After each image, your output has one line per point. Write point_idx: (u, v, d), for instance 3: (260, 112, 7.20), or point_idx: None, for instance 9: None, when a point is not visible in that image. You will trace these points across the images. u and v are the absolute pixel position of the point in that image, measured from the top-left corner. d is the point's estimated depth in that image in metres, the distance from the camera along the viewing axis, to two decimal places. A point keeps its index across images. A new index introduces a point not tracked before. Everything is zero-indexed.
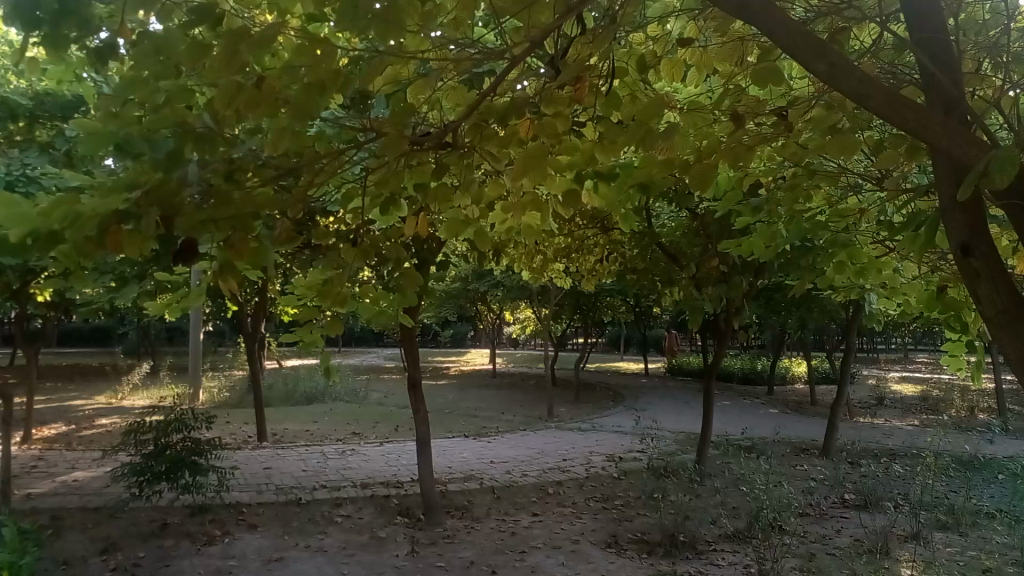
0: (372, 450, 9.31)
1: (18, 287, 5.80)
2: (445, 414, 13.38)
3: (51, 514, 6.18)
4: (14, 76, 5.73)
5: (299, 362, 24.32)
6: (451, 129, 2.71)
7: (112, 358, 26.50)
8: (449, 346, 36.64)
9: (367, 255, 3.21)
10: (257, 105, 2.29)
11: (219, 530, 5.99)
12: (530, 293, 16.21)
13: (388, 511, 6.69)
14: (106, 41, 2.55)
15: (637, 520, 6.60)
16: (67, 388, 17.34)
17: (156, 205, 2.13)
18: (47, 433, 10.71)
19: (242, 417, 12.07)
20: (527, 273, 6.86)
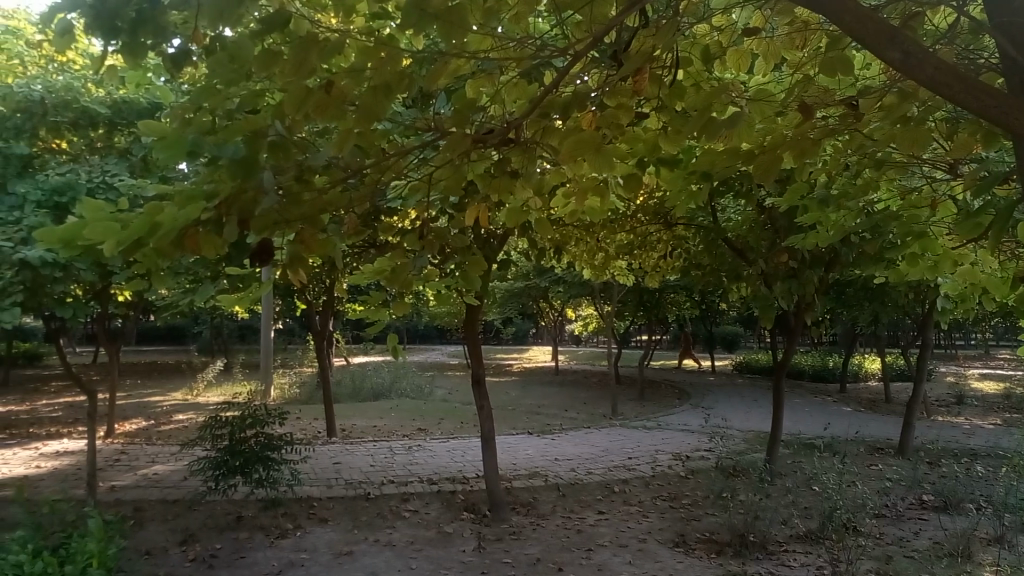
0: (438, 446, 9.40)
1: (101, 288, 6.03)
2: (509, 412, 13.42)
3: (133, 506, 6.43)
4: (95, 86, 5.97)
5: (366, 360, 24.77)
6: (514, 124, 2.73)
7: (188, 356, 27.39)
8: (512, 342, 36.77)
9: (432, 250, 3.26)
10: (327, 109, 2.37)
11: (291, 524, 6.13)
12: (593, 289, 16.12)
13: (454, 506, 6.75)
14: (180, 49, 2.66)
15: (705, 519, 6.51)
16: (147, 385, 18.04)
17: (234, 214, 2.19)
18: (128, 427, 11.16)
19: (311, 413, 12.32)
20: (589, 270, 6.82)
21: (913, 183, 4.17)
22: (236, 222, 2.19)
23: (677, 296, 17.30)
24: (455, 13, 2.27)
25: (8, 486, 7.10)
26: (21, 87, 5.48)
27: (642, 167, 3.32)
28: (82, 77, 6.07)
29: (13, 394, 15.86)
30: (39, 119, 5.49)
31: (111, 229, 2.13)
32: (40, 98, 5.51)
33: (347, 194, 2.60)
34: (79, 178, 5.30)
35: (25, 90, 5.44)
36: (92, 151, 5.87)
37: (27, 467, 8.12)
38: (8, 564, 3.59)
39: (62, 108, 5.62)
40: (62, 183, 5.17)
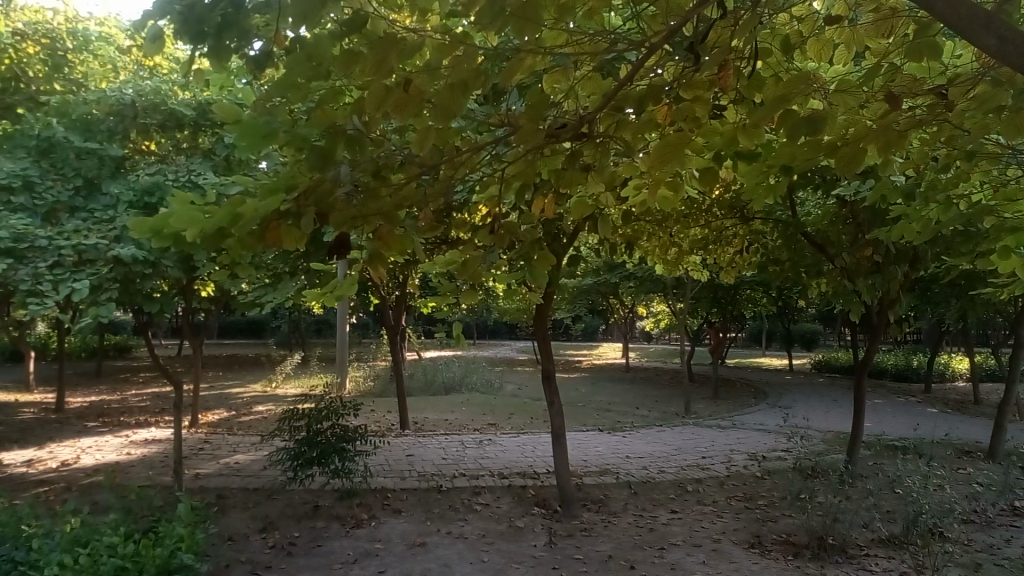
0: (509, 441, 9.44)
1: (187, 283, 6.26)
2: (580, 408, 13.41)
3: (216, 493, 6.68)
4: (181, 89, 6.21)
5: (437, 354, 25.08)
6: (588, 118, 2.72)
7: (266, 349, 28.28)
8: (582, 339, 36.67)
9: (502, 242, 3.31)
10: (405, 107, 2.39)
11: (366, 514, 6.26)
12: (665, 285, 15.94)
13: (525, 501, 6.77)
14: (262, 50, 2.78)
15: (782, 521, 6.36)
16: (228, 377, 18.68)
17: (312, 208, 2.26)
18: (211, 418, 11.57)
19: (384, 406, 12.54)
20: (662, 266, 6.74)
21: (1007, 175, 3.98)
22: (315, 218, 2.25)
23: (752, 292, 16.94)
24: (532, 9, 2.28)
25: (101, 471, 7.47)
26: (114, 92, 5.84)
27: (718, 159, 3.26)
28: (169, 82, 6.31)
29: (105, 384, 16.67)
30: (129, 122, 5.78)
31: (196, 217, 2.28)
32: (131, 102, 5.80)
33: (422, 189, 2.63)
34: (166, 178, 5.50)
35: (117, 94, 5.80)
36: (178, 152, 6.10)
37: (118, 453, 8.51)
38: (103, 545, 3.77)
39: (150, 110, 5.87)
40: (151, 184, 5.38)
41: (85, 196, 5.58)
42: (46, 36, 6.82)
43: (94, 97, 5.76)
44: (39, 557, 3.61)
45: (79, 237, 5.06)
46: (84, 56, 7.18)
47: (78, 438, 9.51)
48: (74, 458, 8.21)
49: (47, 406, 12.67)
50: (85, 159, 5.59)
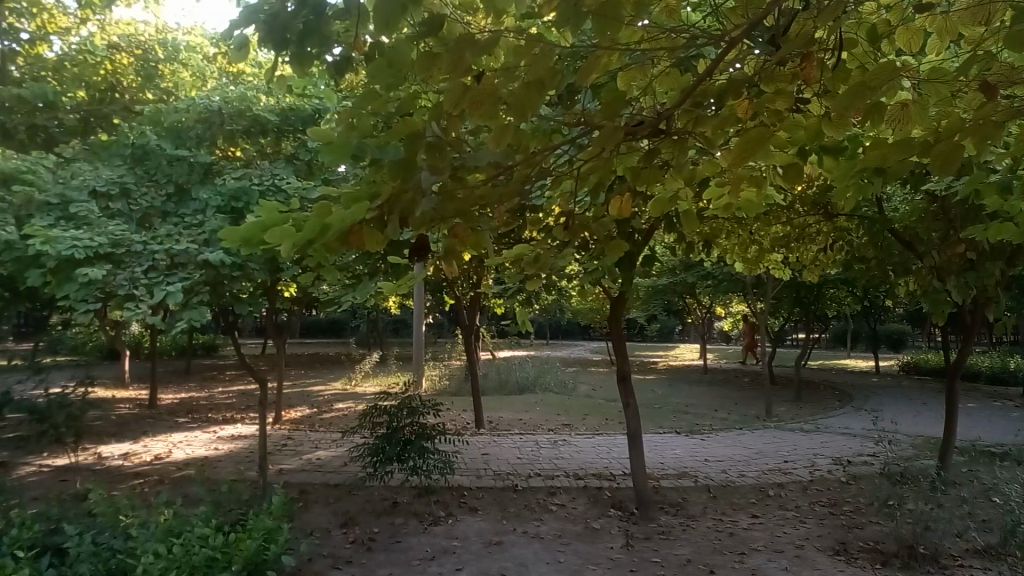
0: (584, 441, 9.42)
1: (271, 284, 6.46)
2: (656, 410, 13.24)
3: (300, 488, 6.87)
4: (265, 95, 6.39)
5: (512, 354, 25.18)
6: (665, 115, 2.73)
7: (345, 348, 28.96)
8: (657, 340, 36.21)
9: (577, 240, 3.32)
10: (481, 108, 2.41)
11: (443, 511, 6.34)
12: (744, 284, 15.60)
13: (601, 503, 6.72)
14: (342, 55, 2.86)
15: (869, 528, 6.15)
16: (309, 375, 19.19)
17: (394, 213, 2.33)
18: (294, 415, 11.92)
19: (461, 405, 12.66)
20: (740, 264, 6.63)
21: None
22: (397, 223, 2.33)
23: (836, 291, 16.40)
24: (607, 6, 2.26)
25: (192, 465, 7.78)
26: (203, 100, 6.05)
27: (802, 155, 3.17)
28: (254, 89, 6.51)
29: (194, 381, 17.39)
30: (217, 128, 5.96)
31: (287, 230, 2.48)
32: (218, 109, 5.99)
33: (498, 189, 2.67)
34: (252, 182, 5.68)
35: (206, 102, 5.99)
36: (263, 157, 6.28)
37: (207, 448, 8.85)
38: (194, 536, 3.92)
39: (236, 117, 6.02)
40: (237, 189, 5.57)
41: (177, 201, 5.80)
42: (139, 47, 7.59)
43: (184, 106, 5.97)
44: (137, 545, 3.78)
45: (171, 241, 5.29)
46: (173, 67, 7.58)
47: (171, 433, 9.95)
48: (166, 452, 8.59)
49: (141, 402, 13.28)
50: (176, 165, 5.83)
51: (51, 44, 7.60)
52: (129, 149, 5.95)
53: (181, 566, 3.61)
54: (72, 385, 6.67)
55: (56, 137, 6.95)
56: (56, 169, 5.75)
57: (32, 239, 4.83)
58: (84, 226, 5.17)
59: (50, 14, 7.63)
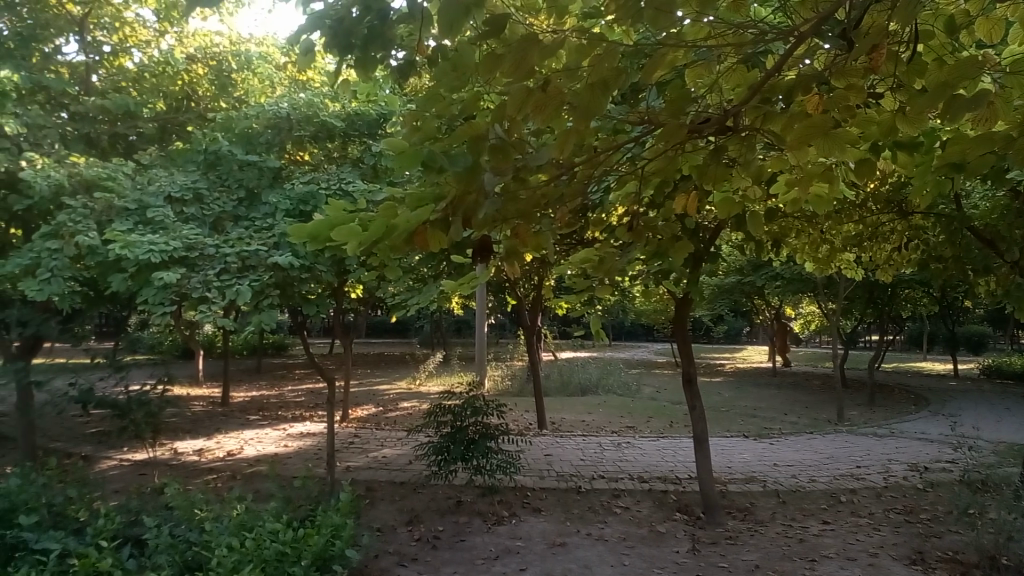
0: (648, 443, 9.33)
1: (339, 286, 6.60)
2: (723, 413, 13.02)
3: (366, 485, 7.00)
4: (332, 100, 6.52)
5: (574, 355, 25.10)
6: (731, 113, 2.70)
7: (409, 348, 29.30)
8: (723, 341, 35.59)
9: (640, 239, 3.32)
10: (544, 108, 2.41)
11: (507, 511, 6.36)
12: (813, 284, 15.22)
13: (667, 506, 6.65)
14: (405, 60, 2.92)
15: (947, 538, 5.93)
16: (374, 375, 19.48)
17: (458, 214, 2.37)
18: (360, 413, 12.13)
19: (524, 406, 12.69)
20: (810, 264, 6.47)
21: None
22: (461, 225, 2.37)
23: (912, 291, 15.86)
24: (674, 3, 2.23)
25: (262, 462, 7.99)
26: (272, 106, 6.22)
27: (875, 151, 3.08)
28: (321, 95, 6.66)
29: (264, 379, 17.84)
30: (285, 134, 6.15)
31: (356, 232, 2.61)
32: (287, 115, 6.17)
33: (560, 191, 2.69)
34: (320, 186, 5.81)
35: (275, 108, 6.17)
36: (330, 161, 6.41)
37: (277, 445, 9.07)
38: (265, 531, 4.03)
39: (304, 122, 6.19)
40: (306, 193, 5.71)
41: (248, 205, 5.97)
42: (214, 58, 7.81)
43: (254, 112, 6.17)
44: (212, 539, 3.91)
45: (242, 245, 5.44)
46: (245, 75, 7.87)
47: (242, 430, 10.23)
48: (238, 448, 8.86)
49: (214, 399, 13.70)
50: (247, 170, 6.02)
51: (131, 56, 7.94)
52: (201, 154, 6.12)
53: (253, 560, 3.70)
54: (150, 385, 6.93)
55: (134, 144, 7.44)
56: (135, 175, 5.99)
57: (112, 244, 5.06)
58: (161, 230, 5.38)
59: (131, 27, 7.96)
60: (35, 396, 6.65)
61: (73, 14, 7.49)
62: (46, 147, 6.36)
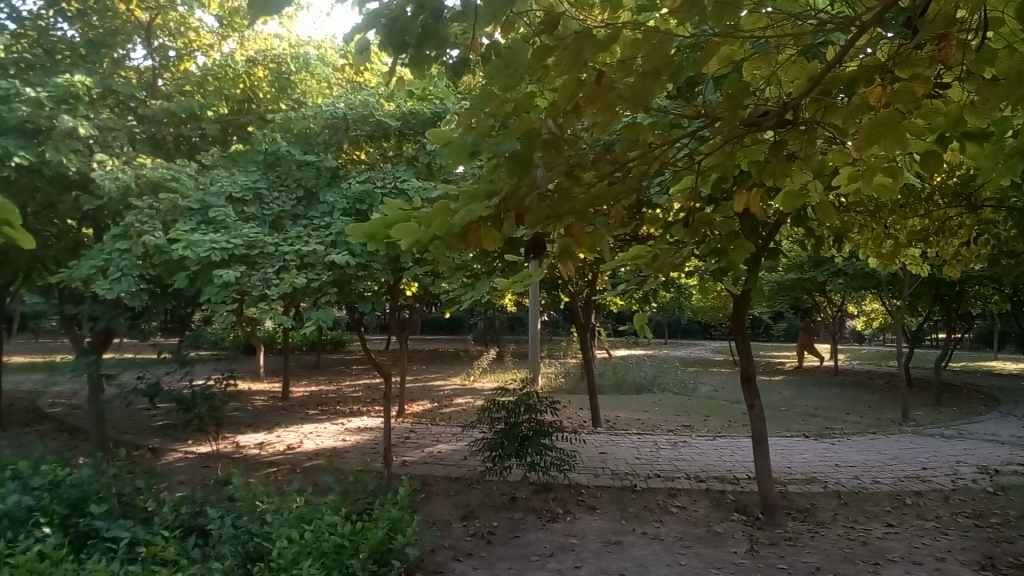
0: (705, 443, 9.21)
1: (396, 283, 6.69)
2: (782, 412, 12.78)
3: (422, 480, 7.08)
4: (388, 100, 6.57)
5: (629, 353, 24.91)
6: (790, 105, 2.66)
7: (464, 345, 29.50)
8: (783, 339, 34.87)
9: (696, 234, 3.28)
10: (598, 101, 2.41)
11: (561, 509, 6.36)
12: (877, 281, 14.80)
13: (724, 506, 6.55)
14: (460, 58, 2.94)
15: (1020, 543, 5.71)
16: (429, 371, 19.66)
17: (511, 209, 2.39)
18: (416, 408, 12.27)
19: (579, 403, 12.64)
20: (874, 260, 6.29)
21: None
22: (514, 220, 2.38)
23: (982, 288, 15.30)
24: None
25: (321, 455, 8.14)
26: (329, 107, 6.33)
27: (942, 142, 2.98)
28: (377, 94, 6.73)
29: (323, 375, 18.20)
30: (342, 134, 6.24)
31: (412, 229, 2.65)
32: (343, 115, 6.27)
33: (615, 187, 2.68)
34: (376, 185, 5.88)
35: (332, 109, 6.27)
36: (385, 160, 6.42)
37: (335, 439, 9.24)
38: (324, 524, 4.10)
39: (360, 122, 6.26)
40: (362, 192, 5.78)
41: (307, 204, 6.08)
42: (275, 61, 7.89)
43: (312, 113, 6.30)
44: (272, 531, 4.00)
45: (301, 243, 5.55)
46: (303, 76, 7.91)
47: (302, 424, 10.46)
48: (298, 442, 9.05)
49: (274, 394, 14.01)
50: (305, 170, 6.14)
51: (195, 60, 8.13)
52: (262, 155, 6.32)
53: (313, 552, 3.77)
54: (215, 378, 7.02)
55: (198, 145, 7.65)
56: (198, 176, 6.17)
57: (177, 243, 5.24)
58: (222, 229, 5.52)
59: (196, 33, 8.13)
60: (105, 389, 6.91)
61: (141, 20, 7.77)
62: (116, 149, 6.61)
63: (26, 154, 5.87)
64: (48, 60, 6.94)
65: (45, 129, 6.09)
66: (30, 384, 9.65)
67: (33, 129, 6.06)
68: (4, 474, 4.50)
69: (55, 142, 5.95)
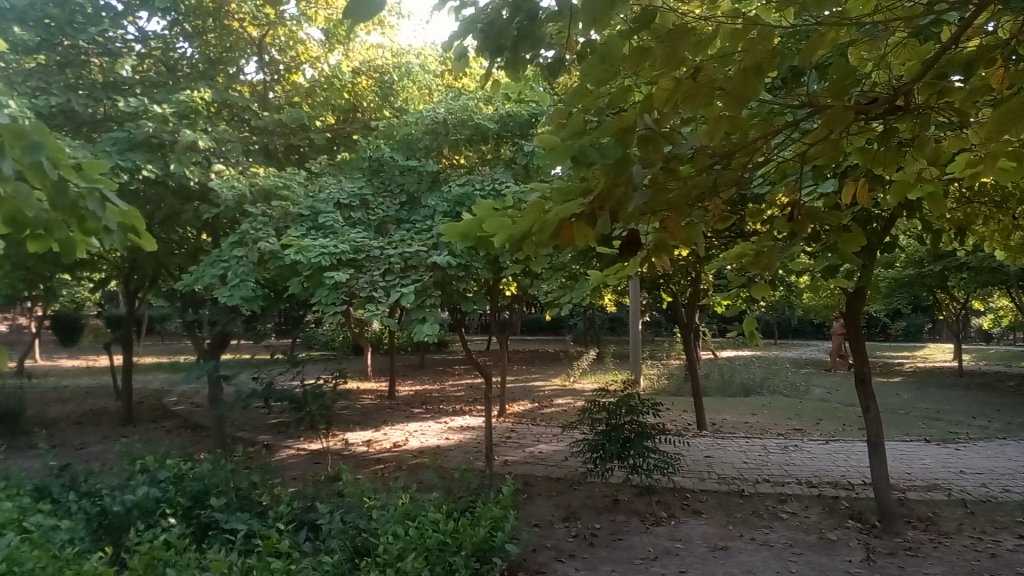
0: (817, 447, 8.85)
1: (496, 284, 6.75)
2: (901, 416, 12.12)
3: (523, 480, 7.12)
4: (486, 104, 6.61)
5: (735, 354, 24.27)
6: (903, 90, 2.53)
7: (565, 345, 29.50)
8: (902, 339, 33.08)
9: (800, 228, 3.17)
10: (695, 97, 2.37)
11: (665, 512, 6.25)
12: (1007, 275, 13.80)
13: (837, 513, 6.27)
14: (557, 58, 2.95)
15: None
16: (531, 372, 19.76)
17: (606, 208, 2.38)
18: (517, 409, 12.36)
19: (683, 405, 12.41)
20: (1002, 253, 5.88)
21: None
22: (609, 217, 2.38)
23: None
24: None
25: (425, 454, 8.31)
26: (430, 113, 6.45)
27: None
28: (475, 98, 6.79)
29: (427, 375, 18.58)
30: (442, 138, 6.34)
31: (507, 228, 2.69)
32: (443, 120, 6.36)
33: (713, 181, 2.62)
34: (475, 188, 5.93)
35: (432, 114, 6.39)
36: (484, 163, 6.46)
37: (439, 438, 9.40)
38: (428, 520, 4.18)
39: (459, 126, 6.34)
40: (461, 195, 5.87)
41: (409, 209, 6.22)
42: (376, 70, 8.26)
43: (413, 118, 6.43)
44: (378, 526, 4.10)
45: (404, 246, 5.68)
46: (405, 84, 8.14)
47: (407, 423, 10.69)
48: (403, 440, 9.27)
49: (381, 394, 14.43)
50: (408, 175, 6.30)
51: (303, 72, 8.42)
52: (367, 162, 6.53)
53: (418, 548, 3.84)
54: (325, 377, 7.29)
55: (307, 154, 7.96)
56: (308, 184, 6.44)
57: (289, 248, 5.48)
58: (331, 234, 5.73)
59: (304, 46, 8.30)
60: (224, 389, 7.30)
61: (253, 37, 8.14)
62: (232, 159, 6.97)
63: (153, 166, 6.29)
64: (169, 78, 7.40)
65: (168, 143, 6.49)
66: (158, 384, 10.28)
67: (158, 144, 6.48)
68: (135, 467, 4.82)
69: (179, 154, 6.36)
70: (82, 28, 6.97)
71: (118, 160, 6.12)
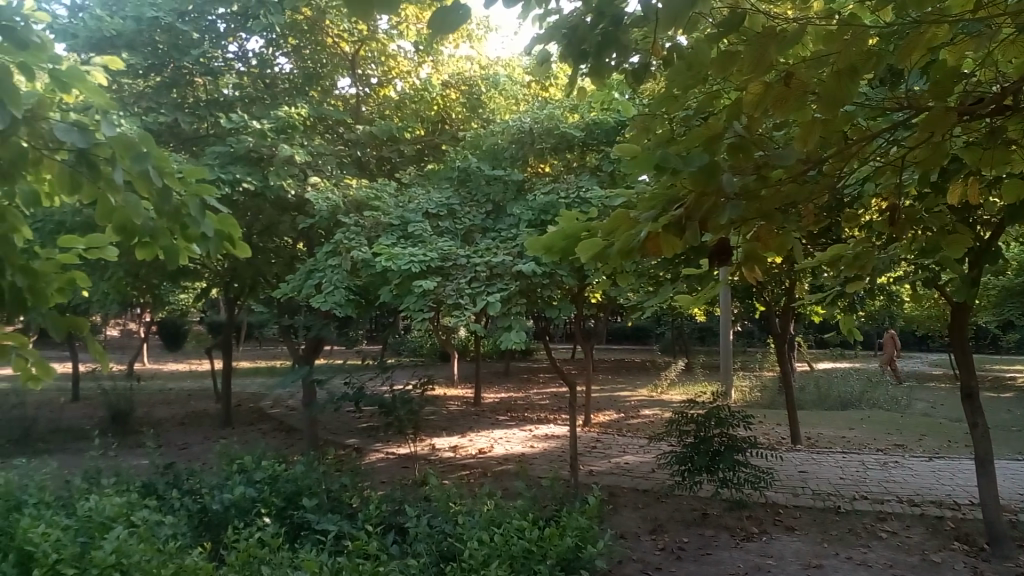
0: (919, 464, 8.43)
1: (580, 292, 6.71)
2: (1014, 434, 11.38)
3: (609, 491, 7.05)
4: (571, 112, 6.60)
5: (831, 366, 23.36)
6: (1011, 89, 2.41)
7: (654, 355, 29.08)
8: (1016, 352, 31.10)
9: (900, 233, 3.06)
10: (786, 101, 2.33)
11: (756, 528, 6.07)
12: None
13: (942, 534, 5.95)
14: (642, 63, 2.93)
15: None
16: (618, 381, 19.56)
17: (695, 217, 2.36)
18: (604, 418, 12.26)
19: (775, 419, 12.02)
20: None
21: None
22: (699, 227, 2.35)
23: None
24: None
25: (511, 461, 8.34)
26: (516, 122, 6.51)
27: None
28: (560, 106, 6.79)
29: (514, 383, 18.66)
30: (528, 147, 6.39)
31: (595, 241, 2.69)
32: (529, 129, 6.41)
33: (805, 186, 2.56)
34: (560, 196, 5.92)
35: (518, 124, 6.45)
36: (569, 171, 6.44)
37: (524, 446, 9.42)
38: (513, 528, 4.18)
39: (545, 135, 6.35)
40: (547, 204, 5.88)
41: (495, 217, 6.28)
42: (465, 83, 8.39)
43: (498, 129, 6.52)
44: (463, 532, 4.14)
45: (490, 254, 5.73)
46: (493, 95, 8.24)
47: (493, 430, 10.77)
48: (489, 447, 9.33)
49: (468, 400, 14.58)
50: (493, 184, 6.36)
51: (394, 86, 8.65)
52: (455, 172, 6.64)
53: (502, 555, 3.87)
54: (413, 383, 7.31)
55: (397, 165, 8.13)
56: (398, 194, 6.59)
57: (380, 256, 5.62)
58: (419, 243, 5.84)
59: (395, 60, 8.54)
60: (316, 392, 7.53)
61: (346, 52, 8.43)
62: (326, 171, 7.20)
63: (252, 179, 6.57)
64: (267, 94, 7.72)
65: (266, 157, 6.78)
66: (256, 387, 10.70)
67: (257, 157, 6.77)
68: (233, 467, 5.02)
69: (276, 167, 6.63)
70: (185, 51, 7.33)
71: (219, 172, 6.43)
